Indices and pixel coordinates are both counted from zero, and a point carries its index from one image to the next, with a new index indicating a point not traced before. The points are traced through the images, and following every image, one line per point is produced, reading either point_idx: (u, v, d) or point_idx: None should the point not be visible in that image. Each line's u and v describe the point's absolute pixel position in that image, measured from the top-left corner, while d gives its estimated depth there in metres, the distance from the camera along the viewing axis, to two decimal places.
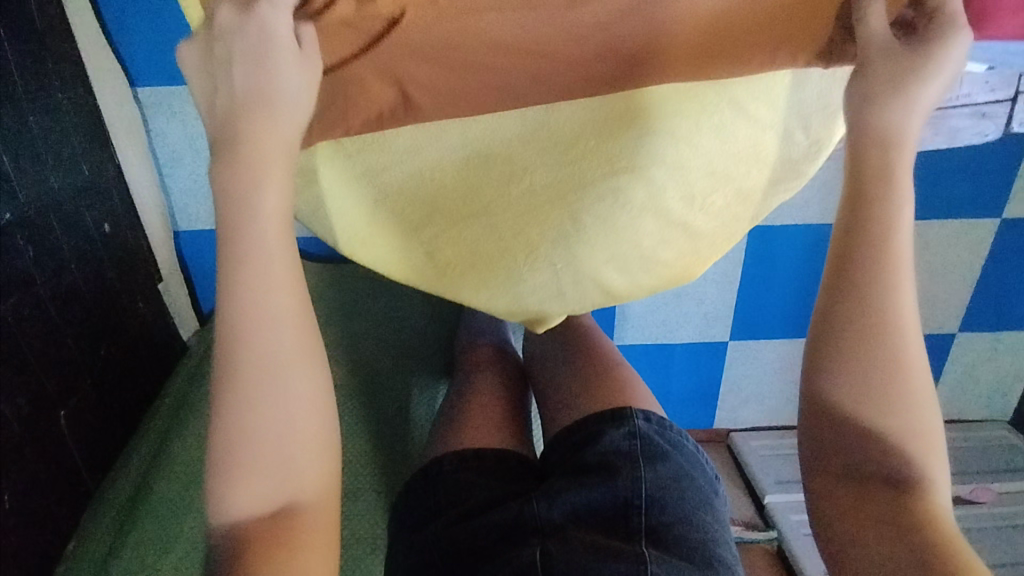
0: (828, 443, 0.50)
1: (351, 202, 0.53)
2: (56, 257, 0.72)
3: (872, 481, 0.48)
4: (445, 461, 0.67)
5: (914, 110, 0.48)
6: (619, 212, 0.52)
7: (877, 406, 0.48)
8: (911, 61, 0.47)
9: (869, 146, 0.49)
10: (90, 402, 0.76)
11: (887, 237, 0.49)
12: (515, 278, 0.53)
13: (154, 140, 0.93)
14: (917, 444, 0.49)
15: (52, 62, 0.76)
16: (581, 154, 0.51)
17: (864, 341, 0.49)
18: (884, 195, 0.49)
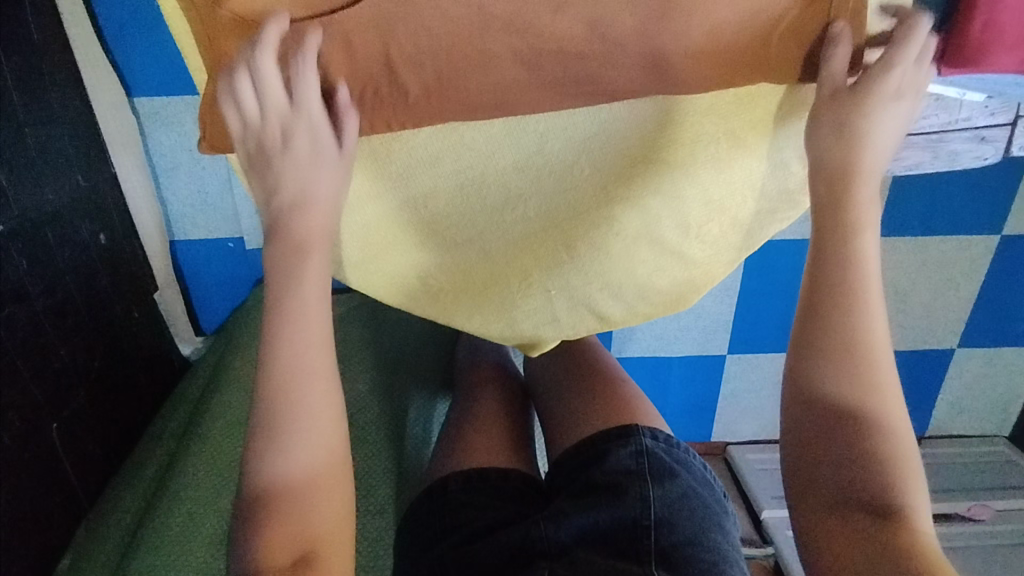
0: (807, 464, 0.48)
1: (353, 224, 0.52)
2: (52, 270, 0.76)
3: (851, 508, 0.45)
4: (450, 482, 0.68)
5: (868, 143, 0.47)
6: (612, 240, 0.52)
7: (850, 424, 0.47)
8: (855, 113, 0.46)
9: (824, 182, 0.48)
10: (85, 412, 0.81)
11: (855, 257, 0.49)
12: (509, 304, 0.54)
13: (151, 148, 0.93)
14: (898, 468, 0.46)
15: (48, 74, 0.78)
16: (574, 180, 0.50)
17: (840, 354, 0.48)
18: (848, 224, 0.49)
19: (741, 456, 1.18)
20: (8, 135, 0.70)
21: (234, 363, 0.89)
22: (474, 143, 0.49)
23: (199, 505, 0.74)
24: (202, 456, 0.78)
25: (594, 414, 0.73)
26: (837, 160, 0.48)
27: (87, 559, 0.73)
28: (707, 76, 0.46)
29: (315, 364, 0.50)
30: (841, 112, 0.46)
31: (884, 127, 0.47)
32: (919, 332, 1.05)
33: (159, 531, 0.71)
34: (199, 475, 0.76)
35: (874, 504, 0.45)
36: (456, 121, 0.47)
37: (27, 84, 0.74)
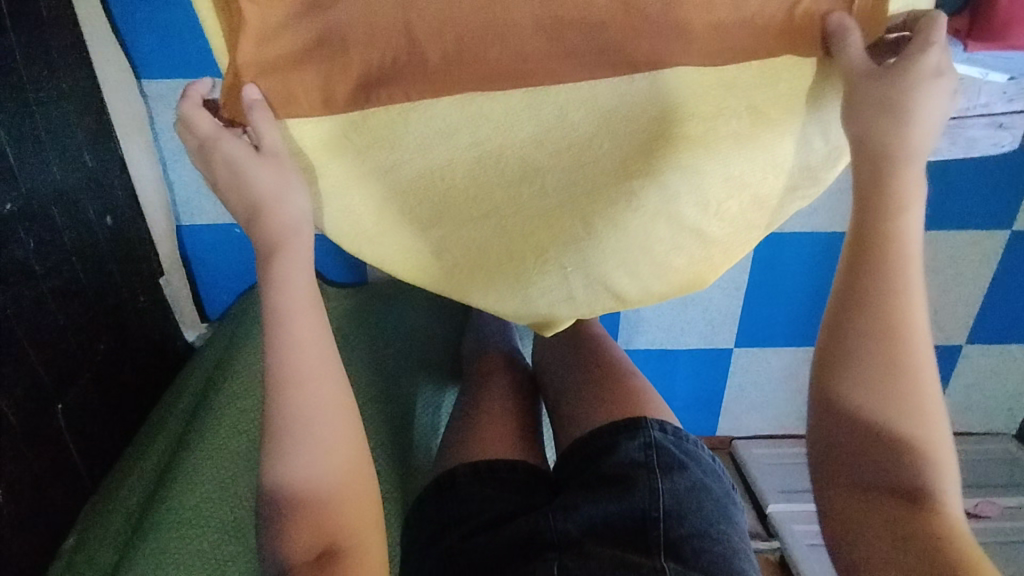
0: (837, 452, 0.50)
1: (361, 199, 0.52)
2: (58, 250, 0.76)
3: (880, 494, 0.48)
4: (459, 473, 0.67)
5: (912, 124, 0.46)
6: (631, 217, 0.51)
7: (884, 410, 0.49)
8: (891, 87, 0.45)
9: (862, 162, 0.48)
10: (90, 394, 0.81)
11: (898, 241, 0.49)
12: (525, 281, 0.53)
13: (159, 132, 0.92)
14: (929, 454, 0.48)
15: (56, 52, 0.77)
16: (594, 155, 0.50)
17: (879, 340, 0.49)
18: (889, 207, 0.48)
19: (746, 451, 1.18)
20: (16, 112, 0.70)
21: (241, 350, 0.89)
22: (492, 114, 0.49)
23: (205, 493, 0.73)
24: (209, 442, 0.77)
25: (603, 403, 0.73)
26: (882, 138, 0.47)
27: (92, 541, 0.73)
28: (721, 49, 0.47)
29: (314, 368, 0.53)
30: (876, 95, 0.46)
31: (924, 109, 0.46)
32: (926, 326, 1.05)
33: (166, 514, 0.70)
34: (205, 461, 0.75)
35: (903, 488, 0.48)
36: (474, 90, 0.48)
37: (35, 61, 0.73)
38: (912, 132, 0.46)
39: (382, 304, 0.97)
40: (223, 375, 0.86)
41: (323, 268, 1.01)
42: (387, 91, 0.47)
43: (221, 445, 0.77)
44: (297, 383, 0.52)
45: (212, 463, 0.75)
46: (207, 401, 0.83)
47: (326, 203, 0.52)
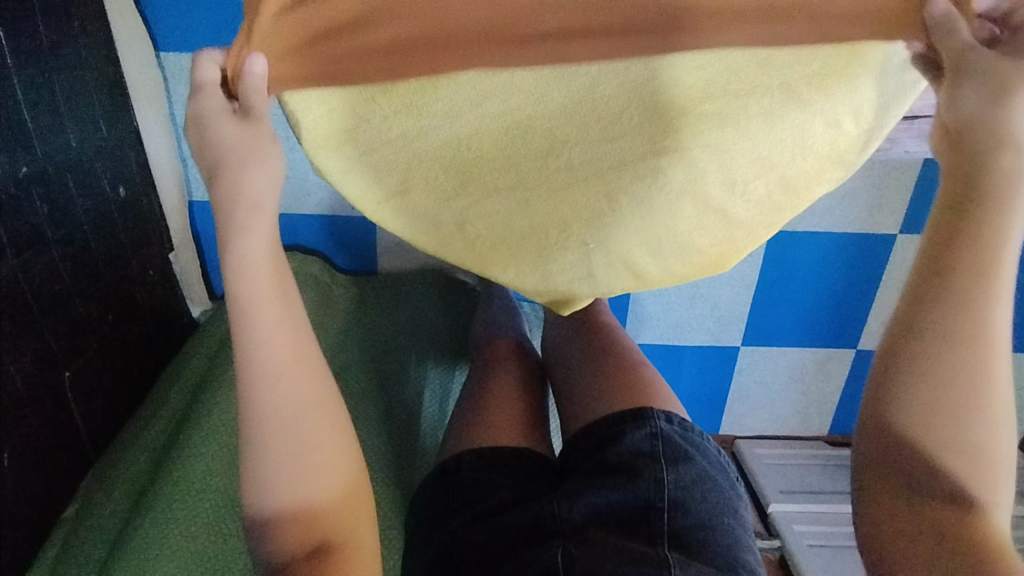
0: (889, 451, 0.53)
1: (386, 160, 0.51)
2: (70, 217, 0.76)
3: (929, 494, 0.52)
4: (464, 459, 0.67)
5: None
6: (655, 194, 0.51)
7: (948, 418, 0.50)
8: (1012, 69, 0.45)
9: (985, 156, 0.47)
10: (97, 363, 0.80)
11: (996, 250, 0.49)
12: (546, 257, 0.54)
13: (176, 106, 0.90)
14: (985, 458, 0.51)
15: (76, 17, 0.77)
16: (622, 130, 0.49)
17: (954, 347, 0.50)
18: (996, 210, 0.48)
19: (748, 450, 1.17)
20: (34, 75, 0.69)
21: None
22: (521, 83, 0.48)
23: (211, 467, 0.72)
24: (216, 416, 0.77)
25: (611, 391, 0.72)
26: (988, 125, 0.47)
27: (94, 509, 0.73)
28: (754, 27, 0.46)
29: (277, 353, 0.52)
30: (999, 76, 0.45)
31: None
32: None
33: (172, 486, 0.70)
34: (210, 436, 0.75)
35: (950, 489, 0.51)
36: (505, 59, 0.47)
37: (56, 28, 0.73)
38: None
39: (388, 291, 0.96)
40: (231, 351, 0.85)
41: (331, 252, 0.99)
42: (415, 61, 0.47)
43: (228, 420, 0.77)
44: (271, 377, 0.52)
45: (218, 438, 0.75)
46: (215, 374, 0.83)
47: (353, 173, 0.52)
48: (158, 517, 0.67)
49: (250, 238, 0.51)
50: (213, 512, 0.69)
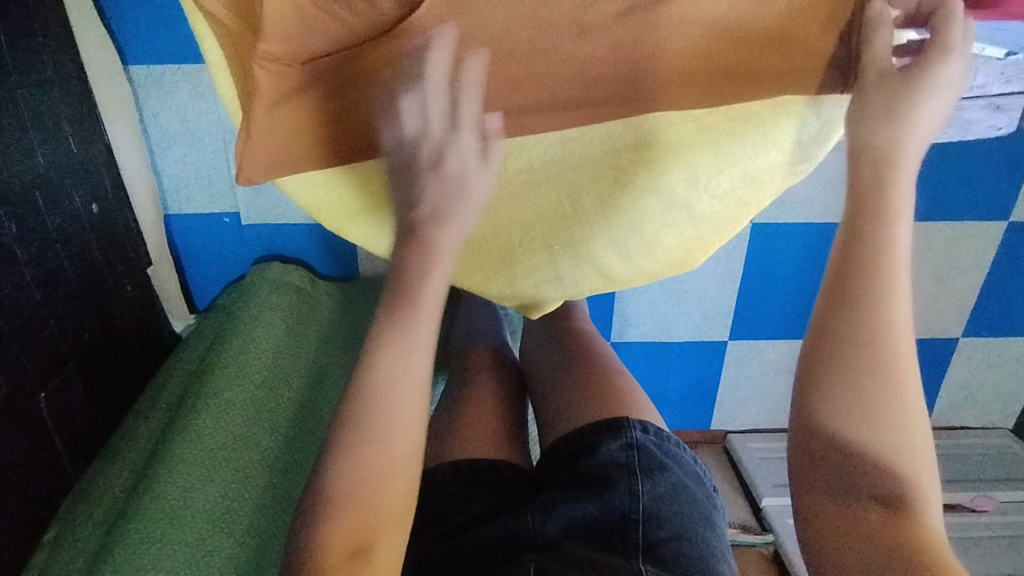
0: (820, 455, 0.48)
1: (336, 174, 0.56)
2: (39, 233, 0.74)
3: (863, 502, 0.47)
4: (439, 472, 0.67)
5: (909, 131, 0.48)
6: (619, 192, 0.55)
7: (865, 419, 0.47)
8: (897, 90, 0.47)
9: (863, 164, 0.49)
10: (73, 381, 0.79)
11: (882, 249, 0.48)
12: (509, 262, 0.57)
13: (146, 118, 0.90)
14: (907, 461, 0.47)
15: (43, 35, 0.76)
16: (579, 133, 0.54)
17: (865, 348, 0.48)
18: (885, 212, 0.48)
19: (741, 444, 1.17)
20: None
21: (230, 340, 0.87)
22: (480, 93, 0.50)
23: (190, 486, 0.71)
24: (198, 426, 0.76)
25: (592, 397, 0.71)
26: (873, 141, 0.48)
27: (78, 530, 0.72)
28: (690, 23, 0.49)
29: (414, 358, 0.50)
30: (880, 98, 0.48)
31: (926, 123, 0.48)
32: (921, 318, 1.04)
33: (157, 495, 0.69)
34: (189, 452, 0.74)
35: (879, 497, 0.47)
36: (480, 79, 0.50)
37: (20, 44, 0.72)
38: (907, 140, 0.48)
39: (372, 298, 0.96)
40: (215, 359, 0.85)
41: (310, 259, 1.01)
42: (377, 79, 0.51)
43: (207, 435, 0.76)
44: (395, 378, 0.49)
45: (202, 446, 0.74)
46: (198, 385, 0.82)
47: (341, 176, 0.56)
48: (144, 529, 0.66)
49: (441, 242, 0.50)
50: (194, 532, 0.68)
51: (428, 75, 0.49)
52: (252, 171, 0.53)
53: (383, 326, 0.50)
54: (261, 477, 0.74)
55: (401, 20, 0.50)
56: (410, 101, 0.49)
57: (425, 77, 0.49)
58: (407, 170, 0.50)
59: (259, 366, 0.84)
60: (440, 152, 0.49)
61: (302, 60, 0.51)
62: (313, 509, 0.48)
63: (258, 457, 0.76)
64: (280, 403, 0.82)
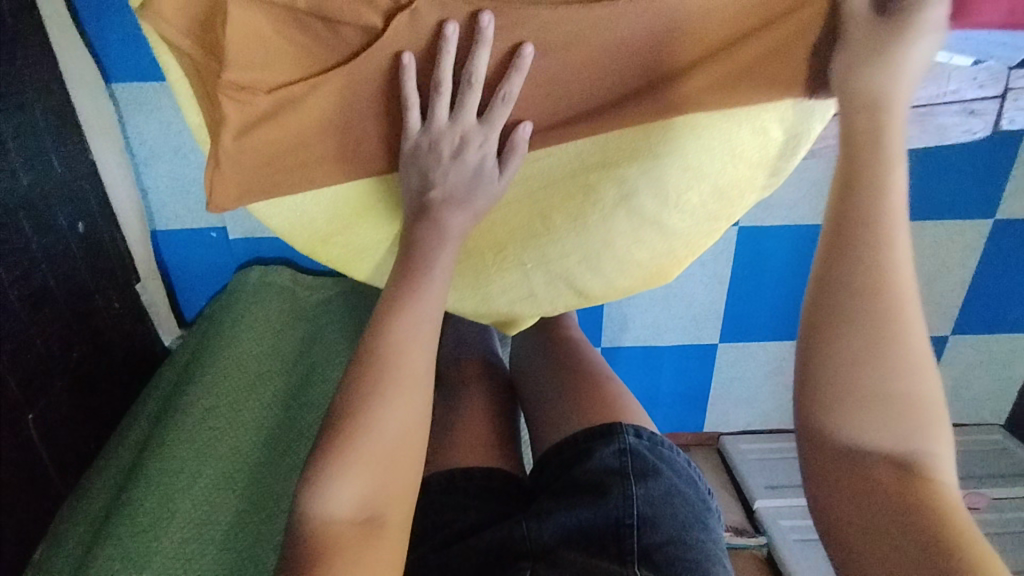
0: (829, 419, 0.45)
1: (307, 200, 0.58)
2: (25, 255, 0.74)
3: (875, 463, 0.44)
4: (434, 481, 0.68)
5: (901, 74, 0.45)
6: (589, 210, 0.58)
7: (873, 376, 0.44)
8: (888, 35, 0.45)
9: (856, 112, 0.46)
10: (62, 401, 0.79)
11: (880, 188, 0.45)
12: (484, 279, 0.62)
13: (131, 138, 0.90)
14: (916, 414, 0.44)
15: (24, 57, 0.76)
16: (543, 155, 0.57)
17: (869, 296, 0.44)
18: (883, 156, 0.45)
19: (733, 446, 1.17)
20: None
21: (210, 350, 0.88)
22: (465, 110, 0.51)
23: (169, 497, 0.71)
24: (178, 435, 0.77)
25: (586, 402, 0.71)
26: (861, 89, 0.46)
27: (64, 542, 0.72)
28: (659, 43, 0.50)
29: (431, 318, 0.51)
30: (867, 48, 0.46)
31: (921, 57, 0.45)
32: None
33: (136, 509, 0.69)
34: (168, 464, 0.74)
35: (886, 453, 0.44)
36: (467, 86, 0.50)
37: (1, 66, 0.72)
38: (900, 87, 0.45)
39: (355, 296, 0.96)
40: (195, 369, 0.86)
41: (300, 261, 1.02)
42: (351, 101, 0.52)
43: (187, 446, 0.76)
44: (421, 338, 0.50)
45: (182, 454, 0.75)
46: (180, 394, 0.83)
47: (338, 198, 0.58)
48: (124, 538, 0.67)
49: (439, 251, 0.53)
50: (174, 541, 0.68)
51: (476, 76, 0.50)
52: (223, 199, 0.55)
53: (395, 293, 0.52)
54: (239, 482, 0.74)
55: (360, 52, 0.50)
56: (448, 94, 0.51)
57: (469, 78, 0.50)
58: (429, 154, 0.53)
59: (236, 373, 0.85)
60: (463, 146, 0.53)
61: (267, 87, 0.51)
62: (316, 485, 0.46)
63: (236, 462, 0.76)
64: (258, 408, 0.82)
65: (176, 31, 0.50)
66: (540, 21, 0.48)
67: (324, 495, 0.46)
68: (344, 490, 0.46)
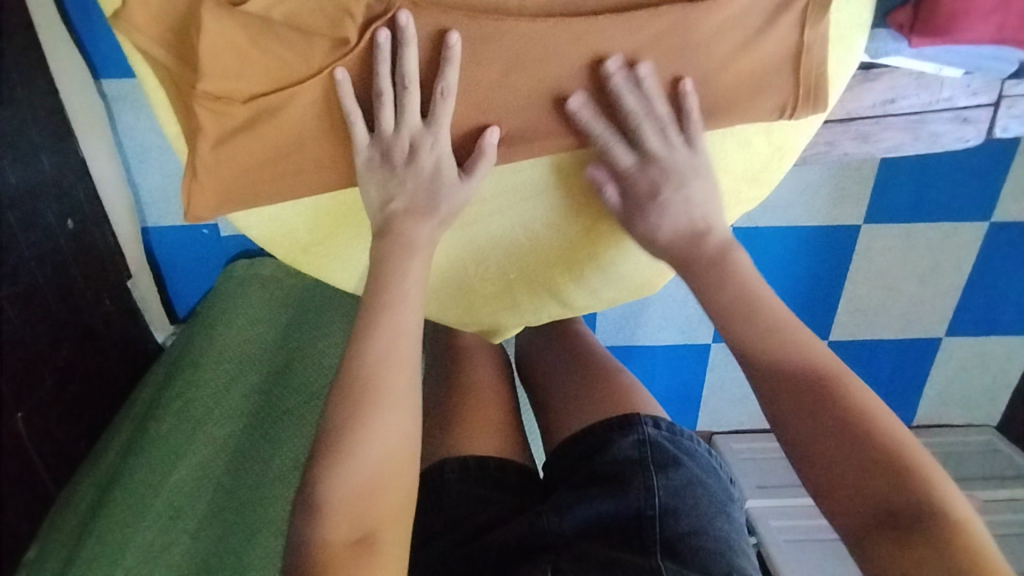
0: (820, 470, 0.46)
1: (282, 210, 0.58)
2: (16, 254, 0.73)
3: (890, 506, 0.43)
4: (447, 467, 0.66)
5: (693, 215, 0.55)
6: (570, 221, 0.60)
7: (838, 424, 0.46)
8: (653, 196, 0.55)
9: (700, 236, 0.55)
10: (52, 399, 0.77)
11: (746, 278, 0.54)
12: (466, 287, 0.63)
13: (121, 133, 0.90)
14: (904, 454, 0.44)
15: (11, 53, 0.75)
16: (524, 162, 0.56)
17: (799, 355, 0.50)
18: (716, 273, 0.54)
19: (726, 445, 1.17)
20: None
21: (198, 347, 0.87)
22: (410, 104, 0.51)
23: (150, 498, 0.71)
24: (164, 427, 0.77)
25: (597, 396, 0.71)
26: (666, 233, 0.55)
27: (51, 541, 0.72)
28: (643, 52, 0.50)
29: (409, 333, 0.52)
30: (638, 203, 0.56)
31: (693, 175, 0.54)
32: (903, 318, 1.04)
33: (118, 509, 0.70)
34: (149, 464, 0.74)
35: (894, 496, 0.43)
36: (402, 88, 0.50)
37: None
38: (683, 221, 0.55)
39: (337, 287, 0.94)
40: (180, 367, 0.85)
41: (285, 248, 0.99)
42: (331, 106, 0.52)
43: (169, 446, 0.76)
44: (400, 357, 0.51)
45: (168, 439, 0.76)
46: (170, 384, 0.84)
47: (317, 207, 0.58)
48: (108, 538, 0.67)
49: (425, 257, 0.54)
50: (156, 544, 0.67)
51: (408, 78, 0.49)
52: (201, 208, 0.55)
53: (366, 311, 0.52)
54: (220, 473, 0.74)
55: (338, 61, 0.50)
56: (389, 103, 0.51)
57: (403, 80, 0.50)
58: (390, 162, 0.52)
59: (219, 368, 0.84)
60: (414, 151, 0.52)
61: (244, 97, 0.51)
62: (309, 509, 0.47)
63: (216, 458, 0.76)
64: (242, 404, 0.81)
65: (156, 37, 0.50)
66: (516, 34, 0.50)
67: (320, 521, 0.47)
68: (336, 520, 0.46)
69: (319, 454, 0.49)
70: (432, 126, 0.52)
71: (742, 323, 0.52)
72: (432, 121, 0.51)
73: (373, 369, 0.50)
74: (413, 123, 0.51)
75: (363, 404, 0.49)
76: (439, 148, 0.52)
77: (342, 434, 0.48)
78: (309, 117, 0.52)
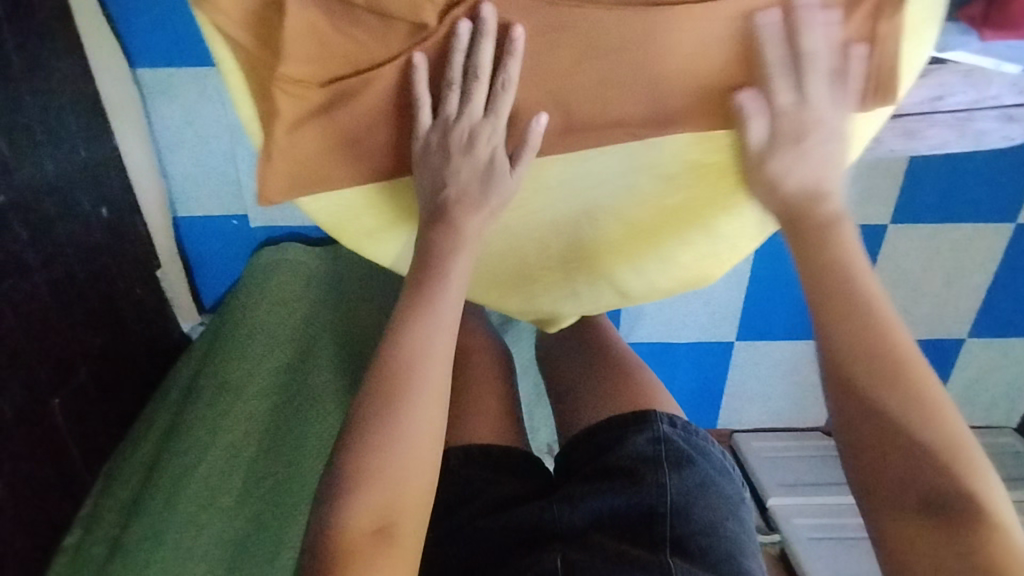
0: (876, 474, 0.47)
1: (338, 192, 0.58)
2: (52, 241, 0.74)
3: (943, 517, 0.44)
4: (450, 455, 0.67)
5: (818, 177, 0.55)
6: (631, 209, 0.60)
7: (904, 429, 0.47)
8: (778, 157, 0.55)
9: (806, 208, 0.55)
10: (84, 387, 0.78)
11: (840, 256, 0.54)
12: (528, 275, 0.64)
13: (154, 122, 0.88)
14: (962, 466, 0.46)
15: (50, 41, 0.75)
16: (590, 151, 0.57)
17: (863, 345, 0.50)
18: (824, 254, 0.54)
19: (747, 443, 1.17)
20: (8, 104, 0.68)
21: (230, 336, 0.86)
22: (477, 94, 0.52)
23: (184, 490, 0.71)
24: (199, 418, 0.77)
25: (614, 394, 0.71)
26: (792, 199, 0.55)
27: (95, 527, 0.72)
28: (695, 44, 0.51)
29: (447, 325, 0.53)
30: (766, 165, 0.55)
31: (820, 133, 0.54)
32: (927, 318, 1.04)
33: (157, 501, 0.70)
34: (187, 455, 0.74)
35: (946, 507, 0.44)
36: (473, 79, 0.52)
37: (30, 51, 0.72)
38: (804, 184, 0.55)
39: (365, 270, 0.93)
40: (215, 356, 0.85)
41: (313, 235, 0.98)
42: (404, 92, 0.53)
43: (205, 436, 0.75)
44: (433, 348, 0.52)
45: (199, 431, 0.76)
46: (205, 373, 0.83)
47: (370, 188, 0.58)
48: (144, 527, 0.68)
49: (459, 251, 0.55)
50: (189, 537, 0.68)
51: (480, 69, 0.51)
52: (273, 189, 0.55)
53: (406, 303, 0.54)
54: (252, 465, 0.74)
55: (411, 50, 0.51)
56: (457, 89, 0.52)
57: (475, 71, 0.51)
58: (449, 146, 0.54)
59: (252, 358, 0.84)
60: (473, 139, 0.54)
61: (321, 81, 0.52)
62: (333, 495, 0.48)
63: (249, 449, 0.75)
64: (274, 393, 0.81)
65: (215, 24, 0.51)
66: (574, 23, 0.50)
67: (342, 506, 0.47)
68: (361, 505, 0.47)
69: (353, 440, 0.49)
70: (498, 116, 0.53)
71: (826, 305, 0.52)
72: (496, 110, 0.53)
73: (409, 359, 0.51)
74: (478, 109, 0.53)
75: (395, 392, 0.50)
76: (498, 134, 0.54)
77: (375, 420, 0.49)
78: (372, 103, 0.53)
